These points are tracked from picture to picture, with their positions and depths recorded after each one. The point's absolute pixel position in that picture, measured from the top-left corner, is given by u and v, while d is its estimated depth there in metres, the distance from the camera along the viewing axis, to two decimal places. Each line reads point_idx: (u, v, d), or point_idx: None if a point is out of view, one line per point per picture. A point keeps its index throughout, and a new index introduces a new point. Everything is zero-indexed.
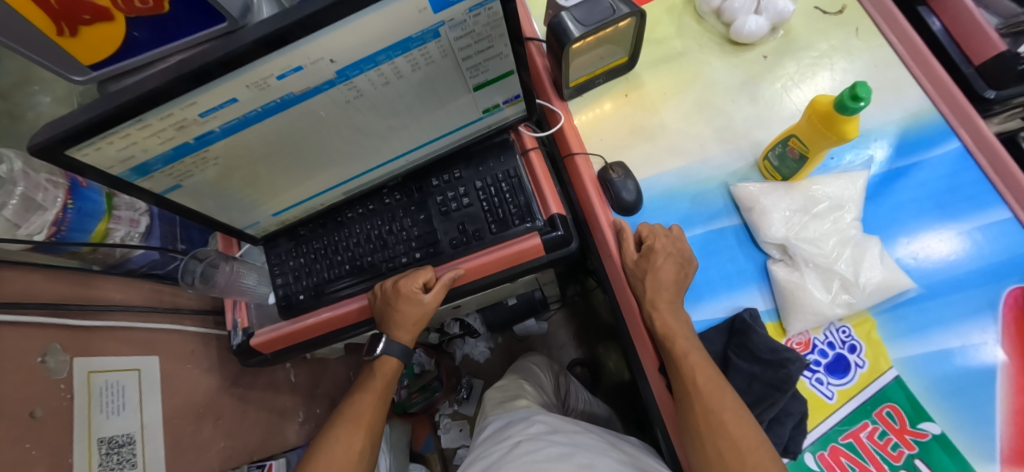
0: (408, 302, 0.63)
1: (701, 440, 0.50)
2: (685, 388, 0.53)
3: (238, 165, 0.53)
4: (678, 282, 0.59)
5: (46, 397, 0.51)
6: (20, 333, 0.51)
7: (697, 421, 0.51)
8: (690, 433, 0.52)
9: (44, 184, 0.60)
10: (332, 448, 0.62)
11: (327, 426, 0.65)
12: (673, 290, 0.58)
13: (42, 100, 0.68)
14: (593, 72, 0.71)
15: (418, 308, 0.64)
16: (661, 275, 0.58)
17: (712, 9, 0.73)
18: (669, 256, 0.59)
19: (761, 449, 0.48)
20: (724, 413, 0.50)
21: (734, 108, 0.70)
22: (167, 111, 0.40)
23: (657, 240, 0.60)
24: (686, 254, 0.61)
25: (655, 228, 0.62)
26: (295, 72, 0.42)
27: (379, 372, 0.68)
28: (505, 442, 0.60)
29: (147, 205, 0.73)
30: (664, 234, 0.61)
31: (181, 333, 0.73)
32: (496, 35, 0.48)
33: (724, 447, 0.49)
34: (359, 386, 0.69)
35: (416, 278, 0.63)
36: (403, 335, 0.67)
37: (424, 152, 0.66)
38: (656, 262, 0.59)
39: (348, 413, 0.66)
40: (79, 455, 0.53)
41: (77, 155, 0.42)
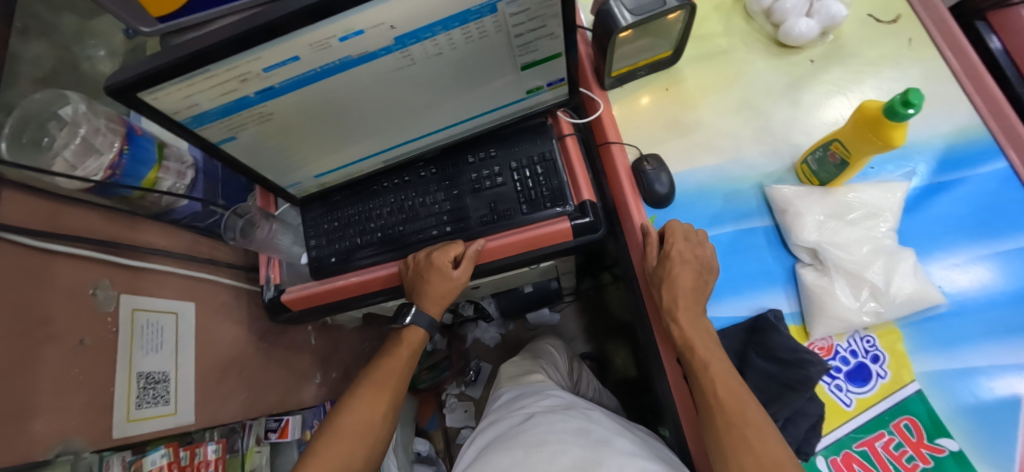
0: (438, 274, 0.65)
1: (719, 429, 0.51)
2: (705, 378, 0.54)
3: (289, 124, 0.54)
4: (698, 276, 0.59)
5: (95, 328, 0.54)
6: (76, 265, 0.54)
7: (715, 413, 0.52)
8: (708, 423, 0.52)
9: (102, 129, 0.63)
10: (355, 407, 0.64)
11: (354, 386, 0.67)
12: (689, 283, 0.58)
13: (97, 54, 0.73)
14: (636, 63, 0.71)
15: (447, 281, 0.65)
16: (685, 273, 0.59)
17: (762, 9, 0.72)
18: (687, 263, 0.59)
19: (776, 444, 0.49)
20: (744, 402, 0.51)
21: (774, 109, 0.69)
22: (233, 63, 0.42)
23: (674, 247, 0.60)
24: (705, 254, 0.60)
25: (676, 228, 0.62)
26: (355, 36, 0.43)
27: (403, 340, 0.70)
28: (519, 412, 0.62)
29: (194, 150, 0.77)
30: (684, 239, 0.61)
31: (216, 283, 0.76)
32: (550, 15, 0.48)
33: (745, 433, 0.49)
34: (383, 352, 0.71)
35: (447, 252, 0.64)
36: (431, 305, 0.68)
37: (464, 128, 0.67)
38: (670, 267, 0.59)
39: (373, 377, 0.68)
40: (120, 385, 0.56)
41: (148, 99, 0.44)
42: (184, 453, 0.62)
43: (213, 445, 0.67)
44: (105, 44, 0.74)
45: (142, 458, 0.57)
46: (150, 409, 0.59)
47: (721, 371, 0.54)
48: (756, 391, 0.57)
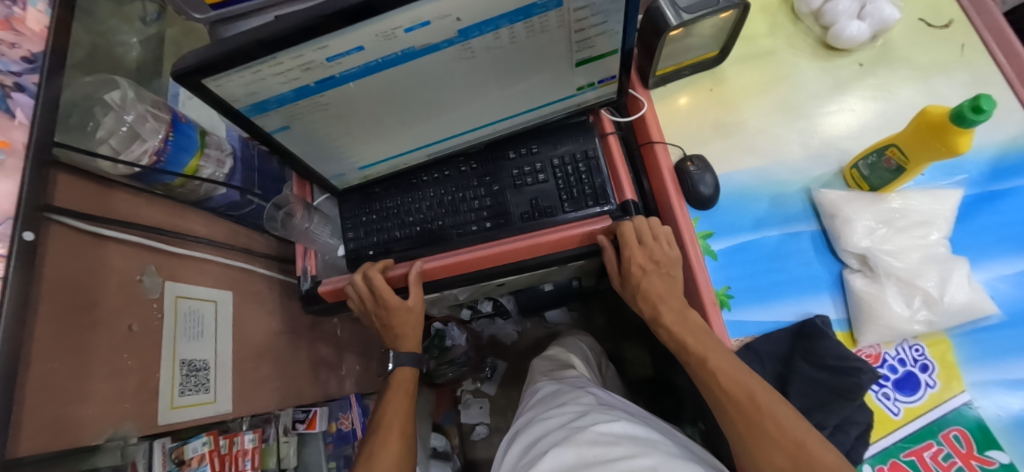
0: (392, 312, 0.68)
1: (741, 418, 0.49)
2: (712, 369, 0.52)
3: (340, 115, 0.54)
4: (661, 276, 0.62)
5: (142, 314, 0.54)
6: (125, 250, 0.54)
7: (730, 406, 0.50)
8: (728, 416, 0.51)
9: (149, 116, 0.62)
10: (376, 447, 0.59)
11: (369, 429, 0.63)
12: (658, 288, 0.61)
13: (128, 41, 0.73)
14: (681, 62, 0.70)
15: (401, 310, 0.68)
16: (653, 280, 0.62)
17: (812, 10, 0.71)
18: (649, 271, 0.62)
19: (800, 422, 0.48)
20: (755, 387, 0.50)
21: (822, 113, 0.69)
22: (300, 51, 0.42)
23: (632, 259, 0.61)
24: (664, 251, 0.61)
25: (626, 237, 0.61)
26: (421, 27, 0.43)
27: (395, 383, 0.68)
28: (558, 414, 0.61)
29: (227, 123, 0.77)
30: (639, 247, 0.61)
31: (252, 273, 0.76)
32: (614, 10, 0.48)
33: (765, 421, 0.48)
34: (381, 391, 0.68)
35: (384, 292, 0.65)
36: (407, 342, 0.71)
37: (510, 123, 0.66)
38: (636, 279, 0.63)
39: (382, 423, 0.62)
40: (164, 372, 0.56)
41: (211, 86, 0.44)
42: (224, 441, 0.62)
43: (250, 434, 0.67)
44: (137, 32, 0.75)
45: (184, 445, 0.57)
46: (192, 396, 0.59)
47: (724, 359, 0.53)
48: (801, 398, 0.57)
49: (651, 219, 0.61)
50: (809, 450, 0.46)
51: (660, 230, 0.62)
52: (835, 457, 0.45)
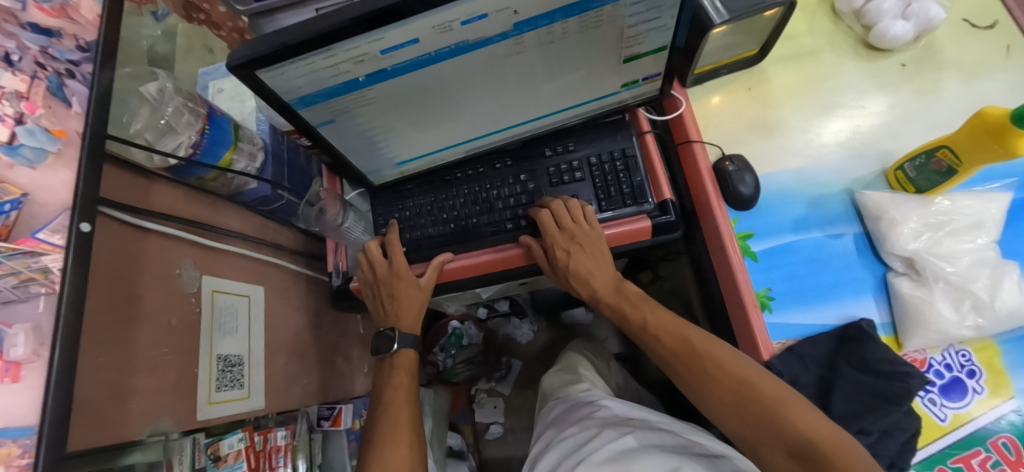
0: (398, 282, 0.67)
1: (691, 372, 0.52)
2: (656, 331, 0.56)
3: (384, 109, 0.53)
4: (587, 255, 0.63)
5: (181, 308, 0.54)
6: (165, 243, 0.54)
7: (675, 360, 0.54)
8: (678, 372, 0.53)
9: (185, 109, 0.61)
10: (377, 443, 0.57)
11: (372, 424, 0.60)
12: (585, 265, 0.63)
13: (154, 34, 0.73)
14: (721, 60, 0.70)
15: (410, 286, 0.66)
16: (580, 259, 0.63)
17: (853, 10, 0.71)
18: (574, 253, 0.63)
19: (740, 359, 0.50)
20: (691, 335, 0.53)
21: (863, 113, 0.68)
22: (356, 43, 0.41)
23: (554, 245, 0.62)
24: (584, 231, 0.63)
25: (545, 223, 0.63)
26: (478, 19, 0.42)
27: (396, 368, 0.65)
28: (576, 431, 0.60)
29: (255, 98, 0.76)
30: (558, 232, 0.62)
31: (282, 268, 0.75)
32: (669, 6, 0.47)
33: (709, 367, 0.50)
34: (383, 381, 0.65)
35: (396, 256, 0.67)
36: (405, 319, 0.67)
37: (550, 121, 0.65)
38: (563, 263, 0.63)
39: (382, 420, 0.59)
40: (202, 367, 0.55)
41: (264, 77, 0.43)
42: (258, 437, 0.62)
43: (282, 431, 0.66)
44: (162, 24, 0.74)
45: (219, 441, 0.56)
46: (228, 392, 0.59)
47: (661, 317, 0.57)
48: (847, 403, 0.55)
49: (575, 202, 0.62)
50: (753, 384, 0.48)
51: (587, 212, 0.63)
52: (778, 388, 0.47)
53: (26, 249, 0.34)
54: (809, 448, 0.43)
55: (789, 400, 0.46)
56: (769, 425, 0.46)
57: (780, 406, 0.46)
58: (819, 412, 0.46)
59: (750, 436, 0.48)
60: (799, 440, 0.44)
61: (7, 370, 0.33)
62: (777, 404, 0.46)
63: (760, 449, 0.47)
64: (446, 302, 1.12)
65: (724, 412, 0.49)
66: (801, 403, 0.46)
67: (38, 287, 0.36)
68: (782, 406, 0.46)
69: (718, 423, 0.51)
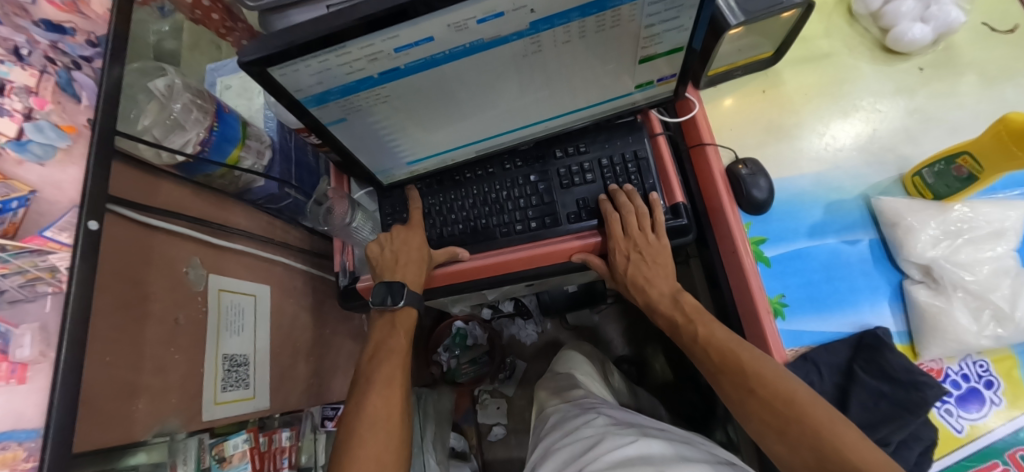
0: (409, 235, 0.67)
1: (736, 391, 0.51)
2: (704, 345, 0.55)
3: (396, 108, 0.52)
4: (647, 263, 0.63)
5: (188, 307, 0.53)
6: (172, 240, 0.53)
7: (721, 375, 0.52)
8: (723, 388, 0.52)
9: (193, 106, 0.61)
10: (370, 401, 0.57)
11: (362, 384, 0.60)
12: (644, 274, 0.63)
13: (162, 29, 0.72)
14: (736, 62, 0.69)
15: (417, 238, 0.67)
16: (639, 267, 0.63)
17: (870, 12, 0.70)
18: (634, 260, 0.63)
19: (787, 378, 0.48)
20: (739, 351, 0.51)
21: (880, 117, 0.67)
22: (370, 41, 0.41)
23: (617, 249, 0.63)
24: (647, 239, 0.62)
25: (612, 227, 0.62)
26: (495, 18, 0.41)
27: (396, 325, 0.64)
28: (579, 439, 0.59)
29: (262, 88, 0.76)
30: (623, 238, 0.62)
31: (289, 267, 0.74)
32: (688, 6, 0.46)
33: (754, 385, 0.49)
34: (375, 338, 0.64)
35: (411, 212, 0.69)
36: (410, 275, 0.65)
37: (562, 121, 0.64)
38: (621, 267, 0.64)
39: (377, 379, 0.59)
40: (207, 367, 0.54)
41: (276, 75, 0.43)
42: (263, 438, 0.61)
43: (286, 432, 0.66)
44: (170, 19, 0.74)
45: (224, 441, 0.55)
46: (233, 392, 0.58)
47: (713, 331, 0.55)
48: (863, 412, 0.54)
49: (645, 210, 0.61)
50: (798, 406, 0.46)
51: (655, 222, 0.62)
52: (825, 410, 0.46)
53: (33, 247, 0.34)
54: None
55: (838, 423, 0.44)
56: (815, 450, 0.45)
57: (828, 430, 0.44)
58: (866, 437, 0.44)
59: (794, 460, 0.47)
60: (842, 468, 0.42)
61: (12, 371, 0.32)
62: (823, 427, 0.45)
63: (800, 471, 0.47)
64: (451, 302, 1.12)
65: (766, 432, 0.49)
66: (849, 426, 0.44)
67: (45, 286, 0.35)
68: (828, 431, 0.44)
69: (762, 444, 0.50)
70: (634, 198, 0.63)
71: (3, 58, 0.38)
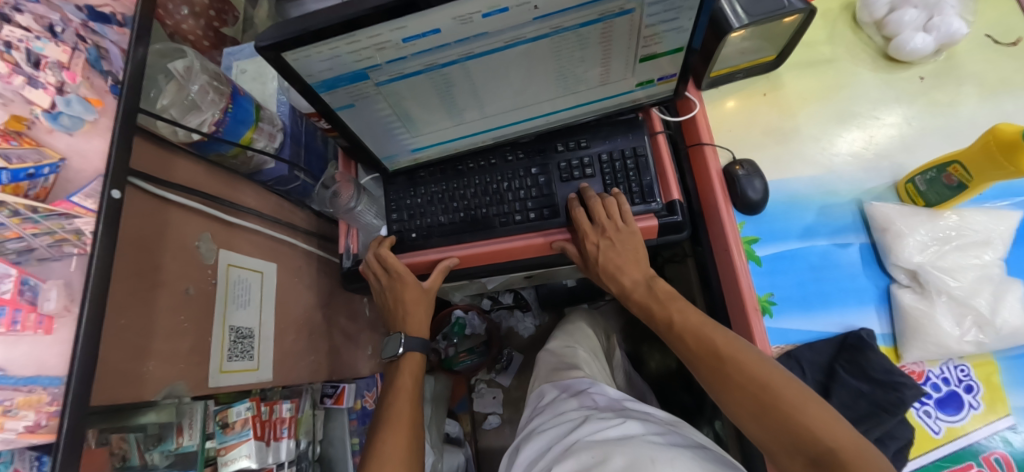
0: (404, 287, 0.70)
1: (713, 376, 0.52)
2: (680, 332, 0.57)
3: (403, 97, 0.55)
4: (619, 250, 0.64)
5: (198, 279, 0.56)
6: (186, 215, 0.56)
7: (698, 362, 0.54)
8: (702, 375, 0.54)
9: (210, 88, 0.63)
10: (381, 437, 0.61)
11: (381, 417, 0.64)
12: (616, 260, 0.64)
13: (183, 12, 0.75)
14: (738, 65, 0.70)
15: (414, 289, 0.70)
16: (610, 254, 0.64)
17: (874, 20, 0.70)
18: (605, 248, 0.64)
19: (763, 362, 0.50)
20: (716, 337, 0.53)
21: (877, 125, 0.68)
22: (379, 31, 0.43)
23: (585, 238, 0.64)
24: (615, 225, 0.63)
25: (579, 220, 0.64)
26: (499, 13, 0.43)
27: (402, 371, 0.69)
28: (567, 419, 0.62)
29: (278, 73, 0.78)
30: (592, 227, 0.64)
31: (295, 248, 0.77)
32: (687, 8, 0.48)
33: (730, 370, 0.51)
34: (387, 378, 0.70)
35: (394, 264, 0.69)
36: (413, 323, 0.71)
37: (564, 116, 0.66)
38: (593, 256, 0.65)
39: (386, 416, 0.64)
40: (215, 337, 0.57)
41: (289, 60, 0.45)
42: (264, 408, 0.63)
43: (287, 403, 0.67)
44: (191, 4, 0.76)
45: (228, 409, 0.58)
46: (238, 362, 0.61)
47: (690, 318, 0.57)
48: (843, 410, 0.56)
49: (611, 200, 0.63)
50: (774, 388, 0.48)
51: (623, 210, 0.63)
52: (798, 391, 0.47)
53: (61, 211, 0.35)
54: (828, 459, 0.43)
55: (809, 402, 0.46)
56: (790, 433, 0.46)
57: (798, 411, 0.46)
58: (840, 418, 0.46)
59: (770, 442, 0.48)
60: (818, 449, 0.44)
61: (41, 322, 0.34)
62: (796, 409, 0.46)
63: (777, 453, 0.48)
64: (451, 291, 1.14)
65: (742, 415, 0.50)
66: (822, 406, 0.46)
67: (71, 247, 0.37)
68: (802, 413, 0.45)
69: (740, 426, 0.51)
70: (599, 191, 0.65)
71: (39, 34, 0.39)
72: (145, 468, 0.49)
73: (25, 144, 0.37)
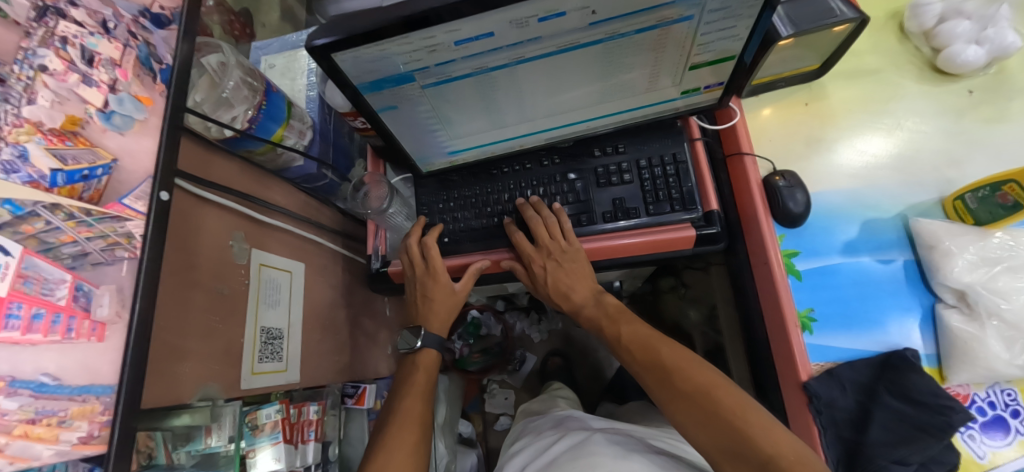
0: (435, 286, 0.68)
1: (661, 388, 0.56)
2: (629, 346, 0.62)
3: (446, 101, 0.53)
4: (565, 270, 0.67)
5: (231, 278, 0.55)
6: (219, 213, 0.55)
7: (646, 372, 0.59)
8: (650, 387, 0.58)
9: (245, 85, 0.62)
10: (391, 428, 0.60)
11: (388, 410, 0.64)
12: (563, 280, 0.68)
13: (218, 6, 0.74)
14: (780, 73, 0.69)
15: (444, 290, 0.68)
16: (557, 274, 0.67)
17: (923, 30, 0.69)
18: (551, 269, 0.67)
19: (707, 372, 0.55)
20: (664, 351, 0.58)
21: (924, 139, 0.66)
22: (432, 33, 0.41)
23: (532, 262, 0.66)
24: (560, 247, 0.65)
25: (522, 244, 0.66)
26: (556, 17, 0.42)
27: (418, 365, 0.68)
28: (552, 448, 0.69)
29: (307, 67, 0.77)
30: (535, 251, 0.66)
31: (322, 247, 0.76)
32: (745, 16, 0.46)
33: (674, 379, 0.55)
34: (400, 372, 0.70)
35: (435, 260, 0.67)
36: (435, 321, 0.70)
37: (604, 122, 0.65)
38: (540, 278, 0.68)
39: (399, 396, 0.65)
40: (247, 339, 0.56)
41: (338, 60, 0.44)
42: (293, 410, 0.62)
43: (314, 406, 0.66)
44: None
45: (257, 411, 0.57)
46: (268, 363, 0.60)
47: (637, 330, 0.63)
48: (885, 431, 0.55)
49: (553, 220, 0.64)
50: (716, 396, 0.52)
51: (565, 229, 0.65)
52: (740, 399, 0.51)
53: (114, 214, 0.37)
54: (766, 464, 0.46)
55: (750, 409, 0.50)
56: (730, 440, 0.49)
57: (739, 417, 0.49)
58: (778, 424, 0.49)
59: (712, 450, 0.50)
60: (756, 455, 0.46)
61: (93, 329, 0.35)
62: (737, 415, 0.49)
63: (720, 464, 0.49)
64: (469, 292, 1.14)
65: (687, 425, 0.52)
66: (763, 413, 0.49)
67: (123, 251, 0.37)
68: (742, 419, 0.49)
69: (686, 436, 0.53)
70: (541, 209, 0.67)
71: (93, 29, 0.41)
72: (172, 466, 0.48)
73: (79, 145, 0.37)
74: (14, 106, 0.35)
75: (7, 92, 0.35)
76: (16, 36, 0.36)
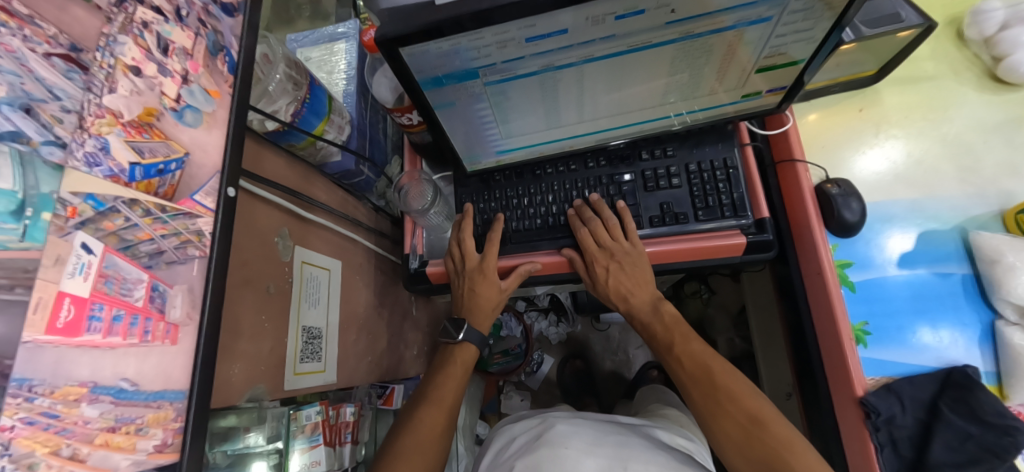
0: (482, 282, 0.68)
1: (706, 402, 0.59)
2: (679, 355, 0.63)
3: (505, 99, 0.52)
4: (627, 273, 0.66)
5: (277, 276, 0.54)
6: (267, 209, 0.54)
7: (692, 385, 0.61)
8: (693, 397, 0.60)
9: (287, 78, 0.59)
10: (412, 430, 0.60)
11: (409, 411, 0.63)
12: (625, 283, 0.67)
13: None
14: (836, 78, 0.67)
15: (492, 288, 0.68)
16: (619, 277, 0.67)
17: (983, 38, 0.67)
18: (614, 271, 0.66)
19: (759, 401, 0.57)
20: (715, 368, 0.60)
21: (984, 149, 0.64)
22: (508, 28, 0.40)
23: (595, 262, 0.65)
24: (623, 248, 0.64)
25: (585, 242, 0.65)
26: (634, 15, 0.40)
27: (456, 357, 0.69)
28: (537, 434, 0.72)
29: (344, 61, 0.76)
30: (598, 250, 0.65)
31: (359, 245, 0.74)
32: (825, 18, 0.44)
33: (723, 400, 0.58)
34: (440, 358, 0.71)
35: (490, 258, 0.66)
36: (478, 315, 0.70)
37: (657, 124, 0.63)
38: (603, 280, 0.66)
39: (431, 396, 0.65)
40: (289, 338, 0.55)
41: (405, 54, 0.42)
42: (332, 412, 0.60)
43: (350, 407, 0.64)
44: None
45: (298, 412, 0.53)
46: (310, 363, 0.58)
47: (693, 348, 0.63)
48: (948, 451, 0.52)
49: (616, 222, 0.64)
50: (763, 425, 0.55)
51: (629, 231, 0.64)
52: (787, 431, 0.54)
53: (186, 210, 0.34)
54: None
55: (796, 443, 0.53)
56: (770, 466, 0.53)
57: (787, 452, 0.52)
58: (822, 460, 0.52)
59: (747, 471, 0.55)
60: None
61: (167, 332, 0.32)
62: (783, 447, 0.53)
63: None
64: None
65: (727, 444, 0.56)
66: (807, 448, 0.52)
67: (195, 250, 0.34)
68: (788, 453, 0.52)
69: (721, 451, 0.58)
70: (602, 209, 0.65)
71: (166, 15, 0.35)
72: (206, 466, 0.44)
73: (156, 137, 0.33)
74: (96, 95, 0.30)
75: (89, 81, 0.30)
76: (97, 20, 0.31)
